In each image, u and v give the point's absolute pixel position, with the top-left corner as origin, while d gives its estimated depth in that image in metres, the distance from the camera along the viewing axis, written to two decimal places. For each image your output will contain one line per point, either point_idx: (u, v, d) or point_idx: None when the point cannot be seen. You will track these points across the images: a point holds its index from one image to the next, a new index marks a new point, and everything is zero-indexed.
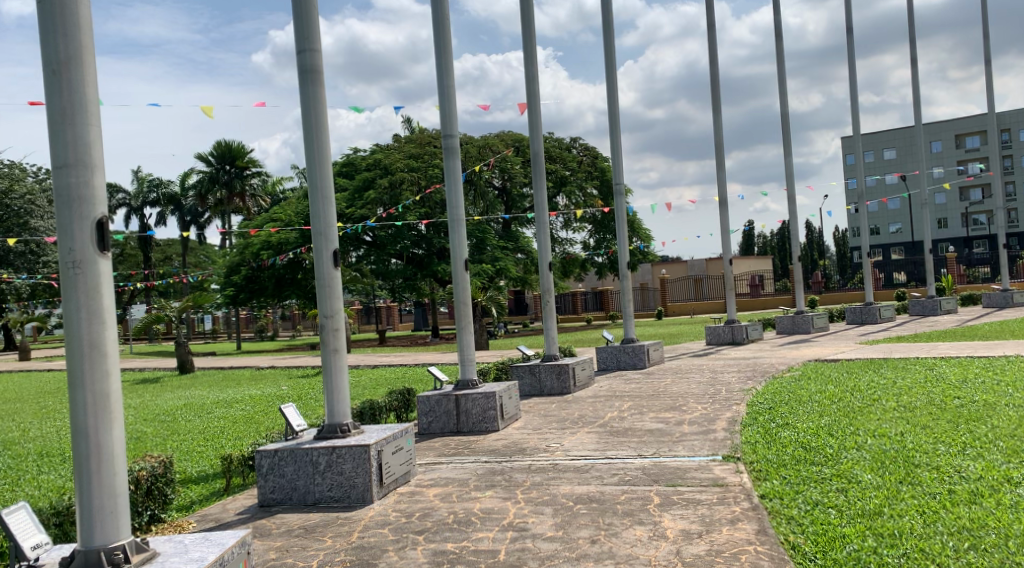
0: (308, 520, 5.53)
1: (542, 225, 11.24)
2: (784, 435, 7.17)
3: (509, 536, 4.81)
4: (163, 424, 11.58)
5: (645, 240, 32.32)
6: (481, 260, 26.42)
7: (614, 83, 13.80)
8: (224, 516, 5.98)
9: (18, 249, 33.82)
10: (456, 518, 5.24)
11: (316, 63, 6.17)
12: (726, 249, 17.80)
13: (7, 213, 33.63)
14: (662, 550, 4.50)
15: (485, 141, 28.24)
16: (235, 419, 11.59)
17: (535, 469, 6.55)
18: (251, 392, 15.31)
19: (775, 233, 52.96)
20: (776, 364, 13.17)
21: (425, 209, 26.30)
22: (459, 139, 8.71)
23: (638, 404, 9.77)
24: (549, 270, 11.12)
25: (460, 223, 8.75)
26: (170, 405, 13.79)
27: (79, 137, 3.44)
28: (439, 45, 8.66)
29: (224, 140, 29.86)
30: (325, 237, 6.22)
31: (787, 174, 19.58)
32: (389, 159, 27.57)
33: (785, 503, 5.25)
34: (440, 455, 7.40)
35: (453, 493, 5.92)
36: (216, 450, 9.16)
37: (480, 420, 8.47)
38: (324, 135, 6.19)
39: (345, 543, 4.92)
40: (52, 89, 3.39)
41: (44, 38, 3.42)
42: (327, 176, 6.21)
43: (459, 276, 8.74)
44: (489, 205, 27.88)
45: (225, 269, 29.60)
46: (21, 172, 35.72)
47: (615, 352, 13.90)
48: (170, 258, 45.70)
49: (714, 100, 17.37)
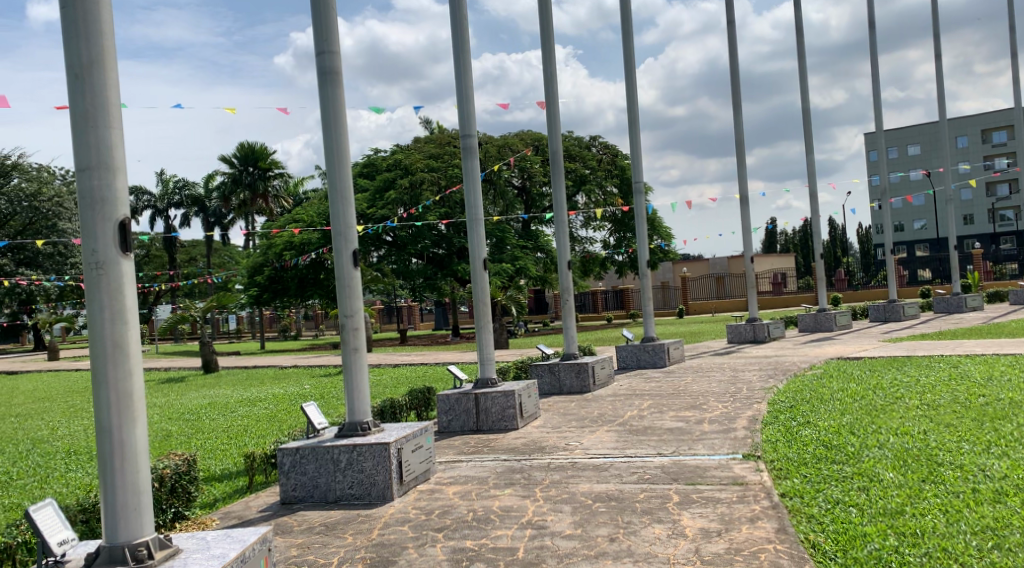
0: (329, 517, 5.58)
1: (562, 224, 11.23)
2: (805, 433, 7.13)
3: (528, 534, 4.82)
4: (188, 423, 11.71)
5: (666, 238, 32.20)
6: (501, 260, 26.37)
7: (634, 81, 13.76)
8: (246, 514, 6.04)
9: (46, 250, 34.42)
10: (475, 516, 5.26)
11: (335, 65, 6.23)
12: (748, 247, 17.69)
13: (35, 215, 34.28)
14: (681, 548, 4.50)
15: (505, 140, 28.26)
16: (258, 418, 11.70)
17: (554, 467, 6.56)
18: (275, 390, 15.45)
19: (797, 230, 52.58)
20: (798, 363, 13.07)
21: (445, 209, 26.39)
22: (478, 138, 8.73)
23: (658, 402, 9.74)
24: (569, 269, 11.11)
25: (478, 223, 8.77)
26: (195, 404, 13.95)
27: (101, 140, 3.49)
28: (457, 44, 8.68)
29: (247, 142, 30.15)
30: (345, 238, 6.25)
31: (810, 171, 19.42)
32: (409, 159, 27.67)
33: (805, 502, 5.23)
34: (460, 453, 7.43)
35: (472, 492, 5.94)
36: (239, 449, 9.25)
37: (499, 419, 8.49)
38: (343, 137, 6.24)
39: (365, 540, 4.95)
40: (75, 93, 3.45)
41: (67, 42, 3.48)
42: (347, 177, 6.25)
43: (478, 276, 8.77)
44: (509, 204, 27.98)
45: (248, 269, 29.84)
46: (49, 175, 36.27)
47: (635, 350, 13.87)
48: (194, 258, 46.16)
49: (735, 97, 17.27)
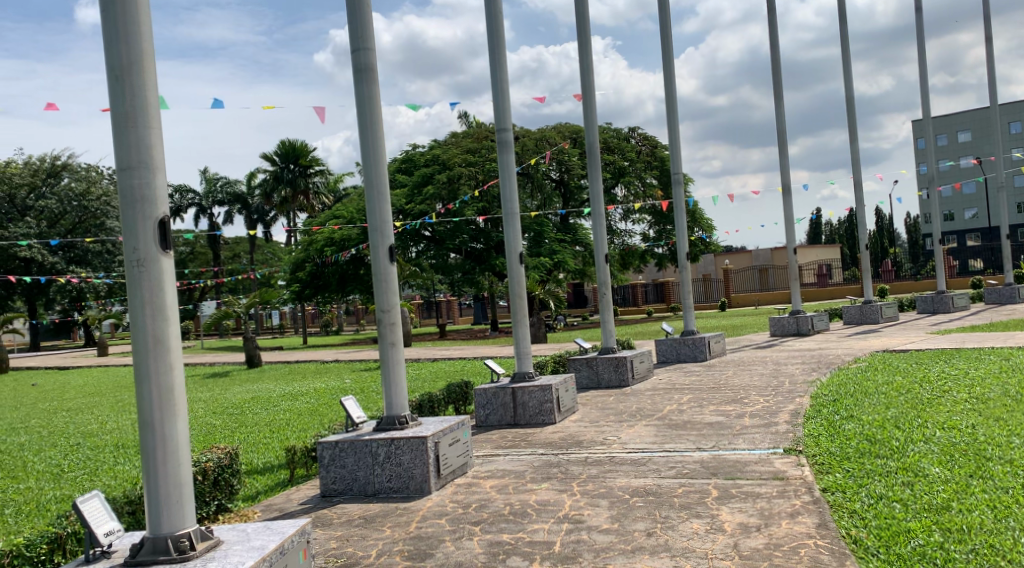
0: (368, 510, 5.64)
1: (599, 218, 11.17)
2: (848, 427, 7.01)
3: (565, 528, 4.82)
4: (232, 417, 11.92)
5: (707, 230, 31.86)
6: (540, 254, 26.30)
7: (672, 71, 13.63)
8: (288, 506, 6.14)
9: (96, 248, 35.32)
10: (512, 510, 5.27)
11: (371, 62, 6.27)
12: (790, 238, 17.43)
13: (85, 214, 35.24)
14: (719, 543, 4.45)
15: (542, 133, 28.20)
16: (300, 412, 11.86)
17: (591, 461, 6.54)
18: (316, 385, 15.63)
19: (842, 221, 51.65)
20: (842, 356, 12.86)
21: (483, 204, 26.45)
22: (513, 132, 8.73)
23: (698, 396, 9.66)
24: (607, 262, 11.05)
25: (515, 217, 8.77)
26: (239, 398, 14.19)
27: (141, 141, 3.56)
28: (492, 38, 8.68)
29: (288, 140, 30.58)
30: (381, 233, 6.30)
31: (854, 160, 19.06)
32: (447, 154, 27.78)
33: (847, 497, 5.14)
34: (498, 447, 7.45)
35: (509, 486, 5.95)
36: (281, 442, 9.39)
37: (537, 413, 8.49)
38: (379, 133, 6.28)
39: (403, 533, 5.00)
40: (116, 94, 3.53)
41: (107, 44, 3.55)
42: (383, 173, 6.30)
43: (515, 270, 8.78)
44: (546, 198, 27.97)
45: (290, 265, 30.22)
46: (98, 174, 37.15)
47: (674, 344, 13.76)
48: (238, 255, 46.91)
49: (777, 86, 17.00)
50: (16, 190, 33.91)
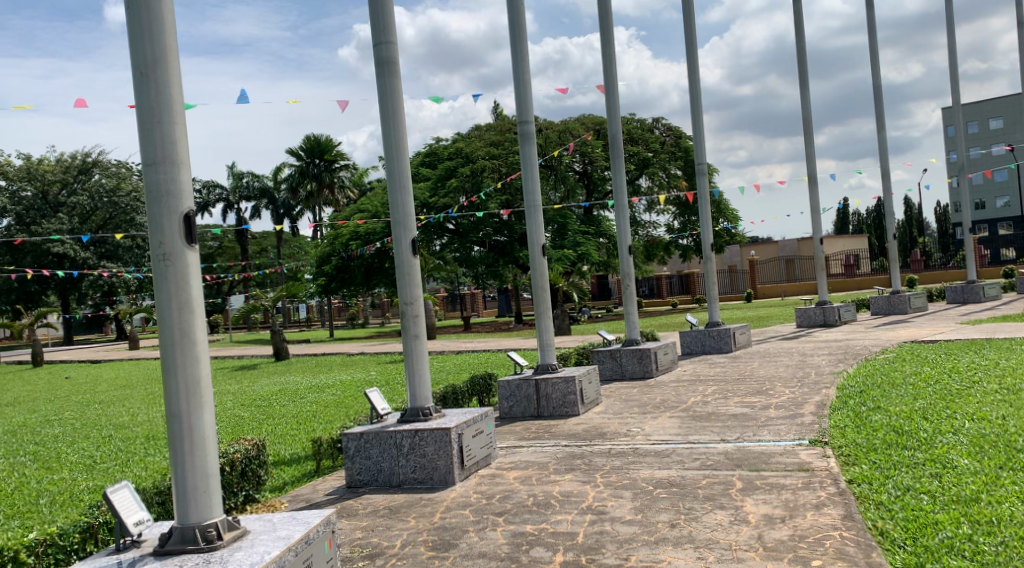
0: (393, 501, 5.68)
1: (623, 209, 11.13)
2: (875, 418, 6.94)
3: (588, 519, 4.83)
4: (259, 409, 12.07)
5: (732, 221, 31.61)
6: (563, 246, 26.23)
7: (696, 61, 13.52)
8: (314, 497, 6.21)
9: (125, 244, 35.88)
10: (535, 501, 5.29)
11: (392, 55, 6.28)
12: (817, 228, 17.26)
13: (115, 210, 35.77)
14: (743, 535, 4.44)
15: (565, 125, 28.12)
16: (326, 403, 11.98)
17: (615, 453, 6.54)
18: (342, 377, 15.76)
19: (871, 210, 51.02)
20: (869, 347, 12.72)
21: (506, 196, 26.47)
22: (535, 124, 8.70)
23: (723, 388, 9.62)
24: (630, 254, 11.01)
25: (537, 209, 8.75)
26: (266, 391, 14.35)
27: (166, 137, 3.61)
28: (514, 30, 8.66)
29: (313, 134, 30.80)
30: (404, 226, 6.33)
31: (882, 148, 18.80)
32: (470, 147, 27.82)
33: (874, 488, 5.10)
34: (521, 439, 7.47)
35: (532, 477, 5.97)
36: (307, 433, 9.48)
37: (560, 405, 8.50)
38: (401, 126, 6.29)
39: (427, 523, 5.04)
40: (141, 90, 3.57)
41: (131, 41, 3.59)
42: (404, 167, 6.32)
43: (537, 262, 8.78)
44: (570, 189, 27.94)
45: (315, 259, 30.42)
46: (127, 170, 37.60)
47: (700, 336, 13.68)
48: (264, 250, 47.37)
49: (802, 74, 16.81)
50: (47, 186, 34.49)
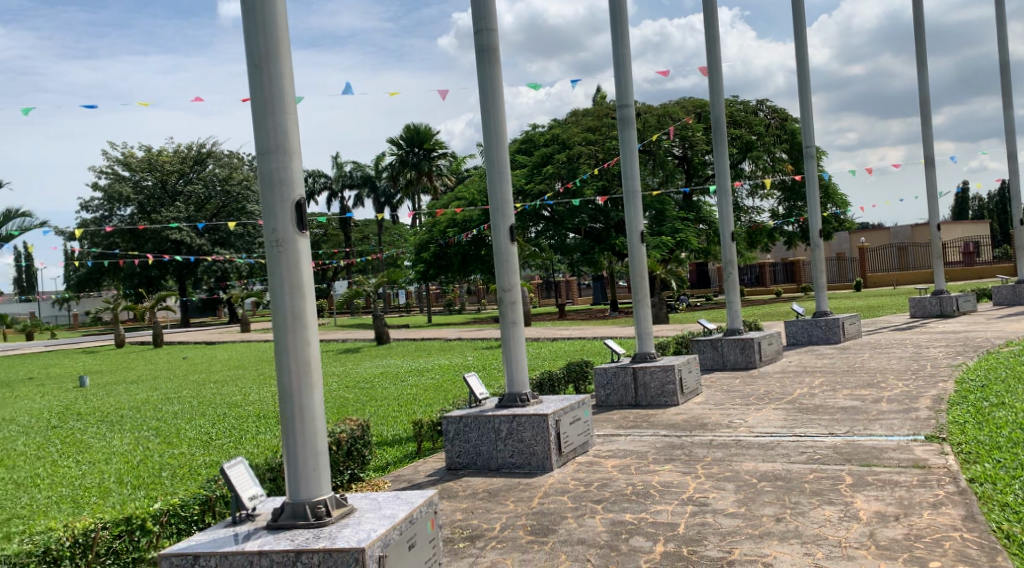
0: (492, 484, 5.75)
1: (725, 194, 10.84)
2: (999, 415, 6.54)
3: (689, 510, 4.76)
4: (362, 390, 12.44)
5: (841, 206, 30.38)
6: (661, 233, 25.83)
7: (804, 40, 13.03)
8: (415, 477, 6.36)
9: (237, 231, 37.50)
10: (635, 490, 5.25)
11: (493, 42, 6.30)
12: (934, 214, 16.38)
13: (227, 199, 37.41)
14: (854, 532, 4.28)
15: (665, 109, 27.65)
16: (425, 387, 12.24)
17: (716, 444, 6.41)
18: (440, 362, 16.05)
19: (993, 195, 48.08)
20: (991, 339, 12.01)
21: (603, 182, 26.29)
22: (634, 108, 8.58)
23: (831, 380, 9.27)
24: (733, 241, 10.73)
25: (636, 194, 8.63)
26: (369, 373, 14.77)
27: (278, 126, 3.73)
28: (614, 14, 8.56)
29: (412, 123, 31.40)
30: (502, 214, 6.36)
31: (1007, 128, 17.66)
32: (568, 133, 27.71)
33: (998, 489, 4.82)
34: (619, 427, 7.42)
35: (631, 465, 5.93)
36: (409, 416, 9.70)
37: (659, 394, 8.40)
38: (500, 113, 6.32)
39: (526, 508, 5.07)
40: (256, 82, 3.70)
41: (246, 35, 3.73)
42: (503, 154, 6.35)
43: (636, 248, 8.68)
44: (669, 174, 27.48)
45: (413, 247, 30.99)
46: (239, 160, 39.23)
47: (807, 325, 13.23)
48: (366, 237, 48.66)
49: (920, 51, 15.95)
50: (167, 176, 36.36)
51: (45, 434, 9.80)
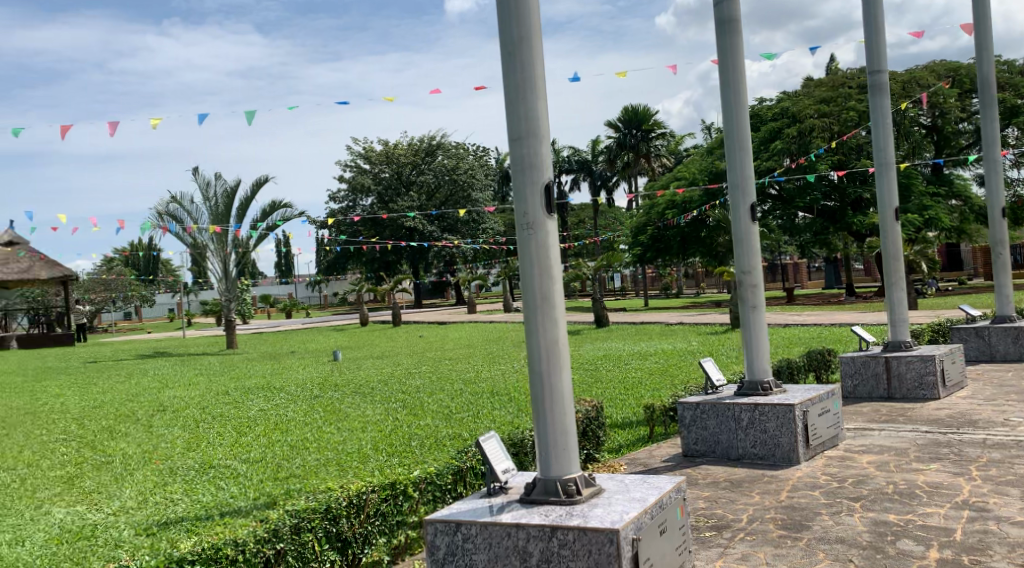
0: (734, 474, 5.56)
1: (993, 165, 9.68)
2: None
3: (965, 515, 4.31)
4: (588, 372, 12.58)
5: None
6: (907, 210, 23.73)
7: None
8: (652, 462, 6.30)
9: (463, 218, 39.10)
10: (897, 489, 4.85)
11: (734, 13, 6.01)
12: None
13: (453, 186, 39.10)
14: None
15: (913, 74, 25.25)
16: (652, 371, 12.14)
17: (990, 445, 5.77)
18: (664, 346, 15.84)
19: None
20: None
21: (839, 157, 24.60)
22: (890, 74, 7.83)
23: None
24: (1002, 217, 9.56)
25: (890, 168, 7.89)
26: (593, 356, 14.93)
27: (530, 111, 3.79)
28: None
29: (630, 105, 31.26)
30: (743, 193, 6.11)
31: None
32: (798, 106, 26.15)
33: None
34: (871, 421, 6.90)
35: (891, 463, 5.48)
36: (638, 399, 9.66)
37: (916, 387, 7.71)
38: (741, 88, 6.05)
39: (774, 501, 4.85)
40: (510, 68, 3.80)
41: (501, 23, 3.83)
42: (745, 130, 6.08)
43: (889, 227, 7.97)
44: (917, 145, 25.12)
45: (632, 230, 30.81)
46: (464, 150, 40.63)
47: None
48: (585, 221, 49.10)
49: None
50: (402, 168, 39.01)
51: (309, 402, 10.86)
